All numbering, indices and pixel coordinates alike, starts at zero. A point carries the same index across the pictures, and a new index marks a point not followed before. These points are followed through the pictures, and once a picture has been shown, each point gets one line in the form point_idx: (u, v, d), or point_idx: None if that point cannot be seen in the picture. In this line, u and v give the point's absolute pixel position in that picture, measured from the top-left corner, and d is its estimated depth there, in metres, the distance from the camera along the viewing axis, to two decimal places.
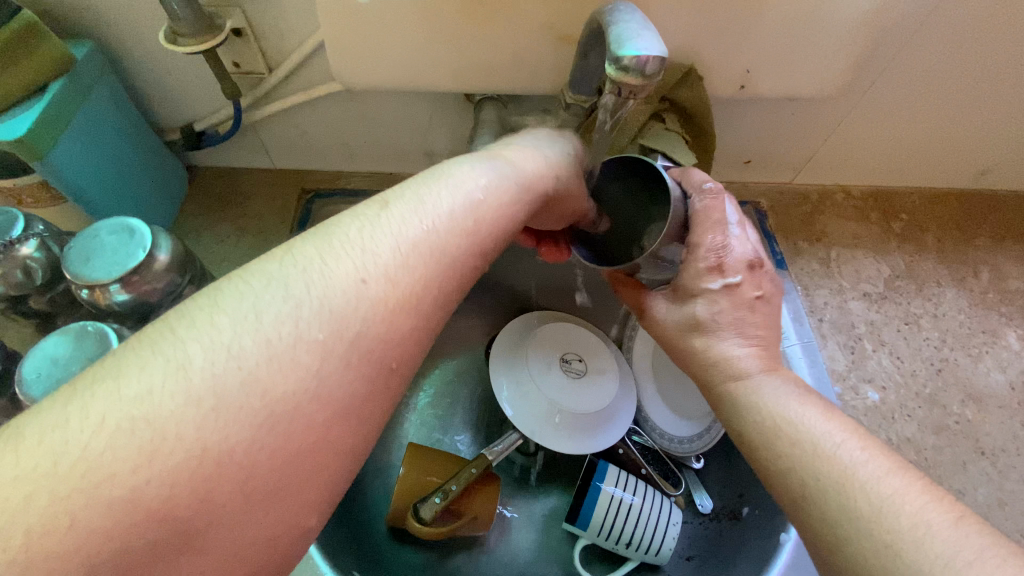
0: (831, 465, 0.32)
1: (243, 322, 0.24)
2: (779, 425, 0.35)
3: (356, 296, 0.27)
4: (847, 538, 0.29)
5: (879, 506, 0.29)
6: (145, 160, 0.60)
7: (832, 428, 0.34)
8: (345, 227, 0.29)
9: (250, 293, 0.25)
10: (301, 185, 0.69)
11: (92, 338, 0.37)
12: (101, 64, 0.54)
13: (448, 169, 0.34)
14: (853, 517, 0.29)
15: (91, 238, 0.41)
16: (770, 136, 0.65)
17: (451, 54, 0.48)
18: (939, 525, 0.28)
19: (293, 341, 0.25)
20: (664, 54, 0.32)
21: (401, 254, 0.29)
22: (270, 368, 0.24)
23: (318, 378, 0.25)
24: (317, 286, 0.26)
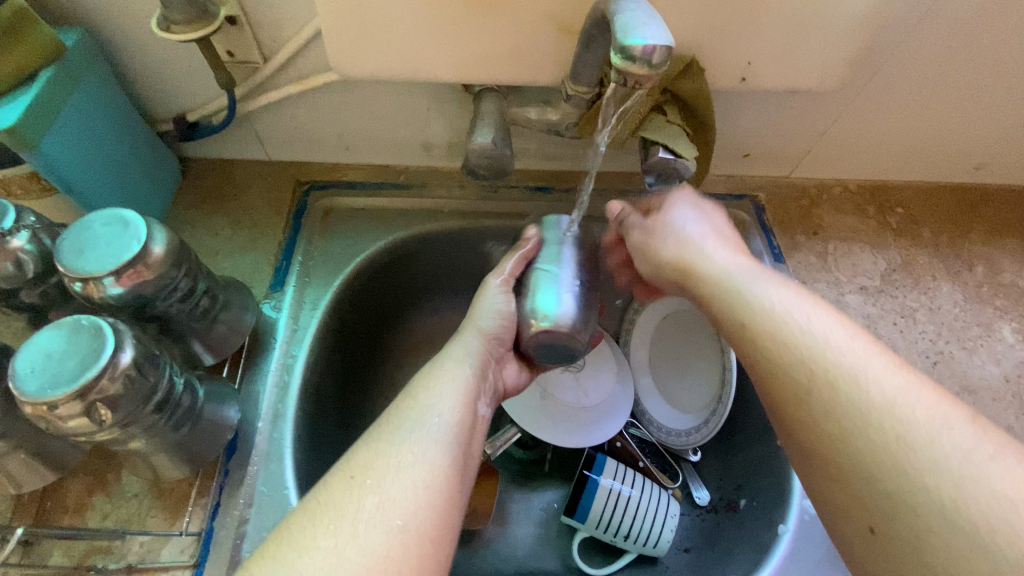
0: (844, 363, 0.34)
1: (324, 545, 0.32)
2: (787, 320, 0.38)
3: (404, 484, 0.35)
4: (864, 432, 0.32)
5: (892, 407, 0.32)
6: (138, 152, 0.59)
7: (835, 323, 0.37)
8: (379, 428, 0.40)
9: (315, 526, 0.33)
10: (296, 177, 0.67)
11: (87, 333, 0.36)
12: (91, 53, 0.53)
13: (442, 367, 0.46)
14: (865, 413, 0.32)
15: (83, 230, 0.40)
16: (768, 129, 0.65)
17: (451, 45, 0.48)
18: (944, 421, 0.31)
19: (362, 518, 0.33)
20: (670, 43, 0.32)
21: (414, 433, 0.39)
22: (352, 543, 0.32)
23: (400, 551, 0.32)
24: (371, 472, 0.36)
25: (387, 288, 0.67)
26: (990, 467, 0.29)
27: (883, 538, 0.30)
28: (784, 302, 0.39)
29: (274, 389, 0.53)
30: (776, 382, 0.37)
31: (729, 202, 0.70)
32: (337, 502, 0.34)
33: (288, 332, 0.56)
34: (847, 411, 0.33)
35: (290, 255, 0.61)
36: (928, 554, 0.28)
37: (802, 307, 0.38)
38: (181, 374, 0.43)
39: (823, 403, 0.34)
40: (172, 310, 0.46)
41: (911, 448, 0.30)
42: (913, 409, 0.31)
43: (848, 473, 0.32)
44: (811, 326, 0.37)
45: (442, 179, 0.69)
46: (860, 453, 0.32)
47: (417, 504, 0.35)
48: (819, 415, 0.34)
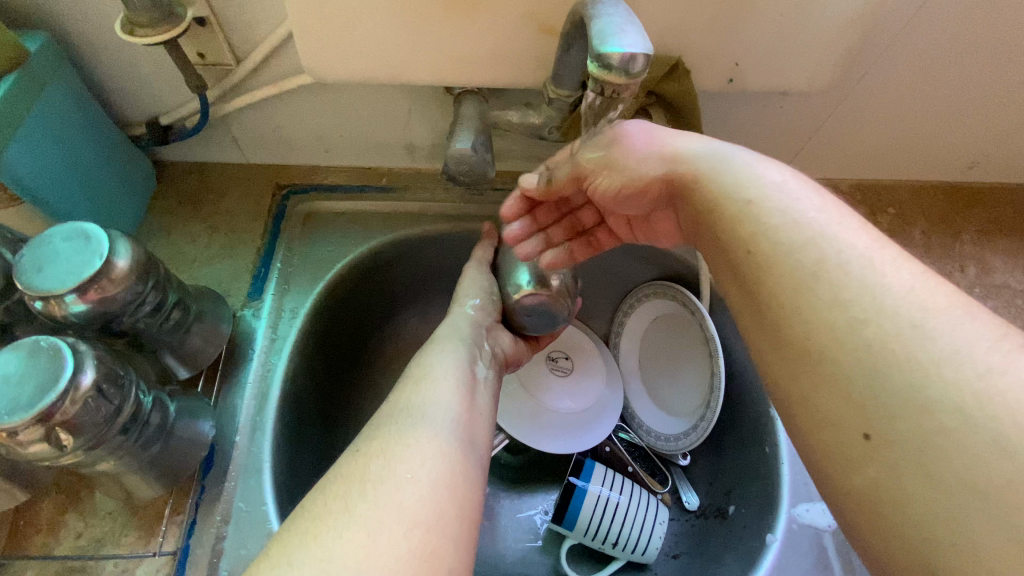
0: (854, 257, 0.30)
1: (336, 507, 0.31)
2: (790, 212, 0.33)
3: (413, 441, 0.35)
4: (870, 326, 0.28)
5: (915, 304, 0.28)
6: (109, 157, 0.57)
7: (845, 219, 0.33)
8: (386, 405, 0.40)
9: (325, 495, 0.32)
10: (275, 180, 0.66)
11: (46, 354, 0.34)
12: (57, 56, 0.51)
13: (439, 343, 0.47)
14: (872, 307, 0.28)
15: (44, 245, 0.39)
16: (759, 130, 0.64)
17: (428, 47, 0.46)
18: (968, 322, 0.27)
19: (391, 479, 0.33)
20: (649, 49, 0.31)
21: (427, 402, 0.39)
22: (387, 502, 0.31)
23: (417, 501, 0.32)
24: (390, 440, 0.35)
25: (372, 292, 0.65)
26: (1013, 363, 0.25)
27: (882, 444, 0.27)
28: (785, 190, 0.34)
29: (253, 401, 0.51)
30: (769, 256, 0.32)
31: None
32: (345, 472, 0.34)
33: (267, 342, 0.55)
34: (854, 303, 0.29)
35: (269, 263, 0.60)
36: (938, 439, 0.25)
37: (801, 188, 0.34)
38: (149, 391, 0.42)
39: (824, 290, 0.30)
40: (140, 324, 0.44)
41: (928, 342, 0.27)
42: (926, 307, 0.28)
43: (832, 351, 0.29)
44: (819, 218, 0.33)
45: (426, 182, 0.67)
46: (864, 333, 0.28)
47: (431, 459, 0.34)
48: (819, 308, 0.30)
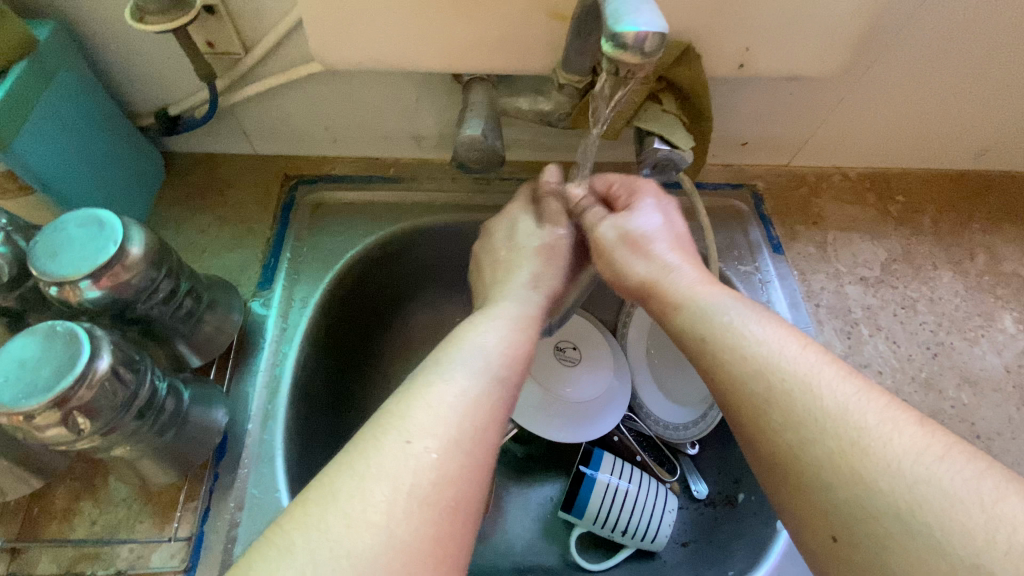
0: (795, 381, 0.33)
1: (373, 510, 0.29)
2: (742, 335, 0.36)
3: (457, 446, 0.32)
4: (816, 447, 0.31)
5: (861, 419, 0.31)
6: (118, 147, 0.57)
7: (788, 337, 0.36)
8: (445, 351, 0.38)
9: (359, 484, 0.30)
10: (283, 171, 0.66)
11: (62, 339, 0.35)
12: (66, 46, 0.51)
13: (503, 294, 0.45)
14: (829, 425, 0.31)
15: (58, 231, 0.39)
16: (767, 117, 0.64)
17: (438, 32, 0.46)
18: (905, 431, 0.30)
19: (435, 440, 0.32)
20: (664, 28, 0.30)
21: (485, 357, 0.38)
22: (431, 465, 0.31)
23: (452, 521, 0.30)
24: (445, 394, 0.34)
25: (381, 283, 0.66)
26: (945, 469, 0.28)
27: (847, 545, 0.29)
28: (736, 320, 0.37)
29: (264, 389, 0.52)
30: (732, 381, 0.35)
31: (727, 190, 0.69)
32: (378, 459, 0.31)
33: (277, 331, 0.55)
34: (810, 420, 0.32)
35: (278, 252, 0.60)
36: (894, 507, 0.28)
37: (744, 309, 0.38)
38: (163, 378, 0.42)
39: (776, 415, 0.33)
40: (153, 312, 0.44)
41: (866, 458, 0.29)
42: (871, 422, 0.31)
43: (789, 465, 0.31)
44: (764, 343, 0.35)
45: (433, 172, 0.67)
46: (809, 454, 0.31)
47: (474, 420, 0.34)
48: (778, 429, 0.32)
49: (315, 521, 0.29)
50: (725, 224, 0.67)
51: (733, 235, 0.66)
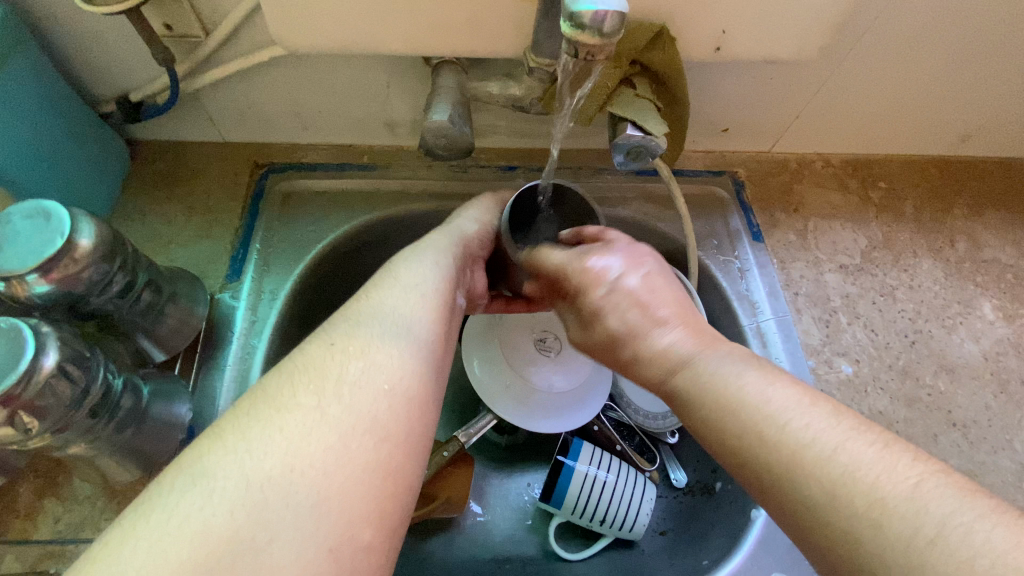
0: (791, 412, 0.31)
1: (304, 402, 0.32)
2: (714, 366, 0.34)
3: (384, 350, 0.36)
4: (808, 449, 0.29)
5: (800, 424, 0.30)
6: (79, 135, 0.55)
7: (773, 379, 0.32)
8: (381, 293, 0.40)
9: (292, 385, 0.33)
10: (253, 159, 0.64)
11: (5, 336, 0.33)
12: (18, 29, 0.49)
13: (431, 245, 0.47)
14: (770, 430, 0.30)
15: (4, 224, 0.37)
16: (747, 102, 0.63)
17: (402, 15, 0.44)
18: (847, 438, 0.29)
19: (362, 372, 0.34)
20: (625, 7, 0.29)
21: (413, 302, 0.40)
22: (358, 393, 0.33)
23: (387, 413, 0.33)
24: (372, 331, 0.37)
25: (355, 272, 0.65)
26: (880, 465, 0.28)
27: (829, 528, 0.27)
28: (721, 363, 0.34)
29: (234, 382, 0.51)
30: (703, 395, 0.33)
31: (707, 177, 0.68)
32: (314, 372, 0.34)
33: (247, 324, 0.54)
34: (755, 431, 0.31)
35: (248, 243, 0.59)
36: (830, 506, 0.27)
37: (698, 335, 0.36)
38: (117, 374, 0.41)
39: (749, 420, 0.31)
40: (109, 306, 0.43)
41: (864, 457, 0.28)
42: (811, 435, 0.29)
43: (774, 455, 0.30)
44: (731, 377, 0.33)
45: (408, 160, 0.66)
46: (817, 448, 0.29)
47: (395, 358, 0.36)
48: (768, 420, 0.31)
49: (239, 449, 0.30)
50: (704, 212, 0.66)
51: (713, 223, 0.65)
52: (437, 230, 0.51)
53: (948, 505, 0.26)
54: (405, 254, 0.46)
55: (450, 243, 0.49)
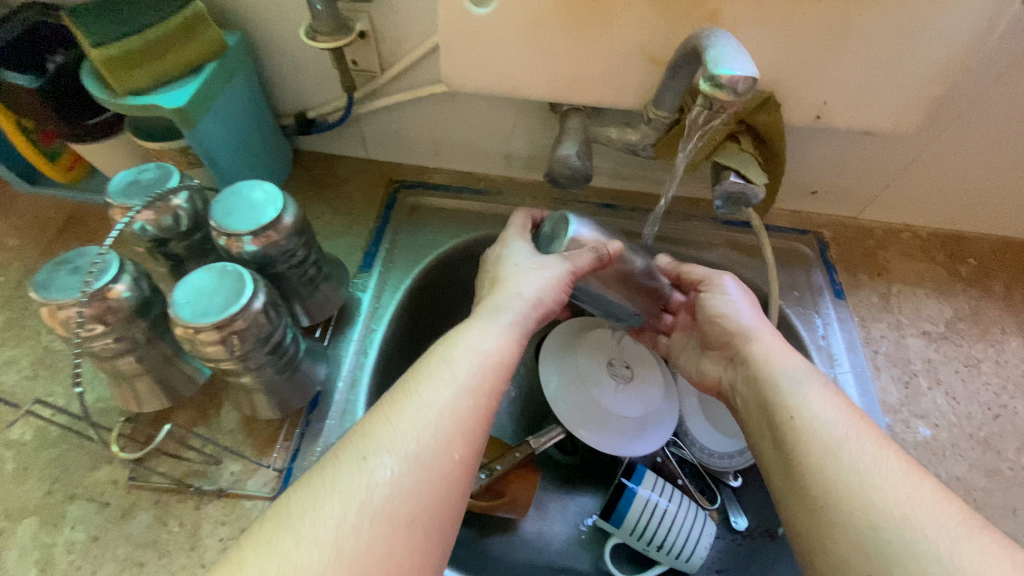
0: (840, 437, 0.40)
1: (327, 527, 0.33)
2: (790, 389, 0.46)
3: (410, 467, 0.36)
4: (842, 476, 0.38)
5: (842, 436, 0.40)
6: (264, 138, 0.67)
7: (839, 406, 0.43)
8: (421, 402, 0.39)
9: (317, 504, 0.34)
10: (388, 175, 0.76)
11: (231, 277, 0.43)
12: (246, 54, 0.61)
13: (479, 333, 0.45)
14: (826, 470, 0.39)
15: (233, 195, 0.48)
16: (838, 168, 0.67)
17: (549, 68, 0.54)
18: (913, 487, 0.37)
19: (385, 501, 0.35)
20: (756, 74, 0.36)
21: (450, 418, 0.39)
22: (382, 522, 0.34)
23: (402, 542, 0.34)
24: (407, 451, 0.37)
25: (456, 281, 0.75)
26: (905, 492, 0.36)
27: None
28: (810, 398, 0.44)
29: (355, 355, 0.60)
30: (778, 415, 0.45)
31: (793, 235, 0.72)
32: (344, 490, 0.35)
33: (371, 308, 0.63)
34: (814, 453, 0.40)
35: (377, 243, 0.69)
36: (868, 523, 0.36)
37: (795, 368, 0.48)
38: (293, 328, 0.50)
39: (803, 443, 0.41)
40: (286, 272, 0.53)
41: (896, 509, 0.36)
42: (841, 439, 0.40)
43: (827, 502, 0.38)
44: (811, 401, 0.44)
45: (516, 189, 0.76)
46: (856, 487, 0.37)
47: (426, 491, 0.36)
48: (819, 459, 0.40)
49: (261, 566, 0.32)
50: (788, 266, 0.70)
51: (796, 277, 0.69)
52: (491, 307, 0.48)
53: (933, 525, 0.35)
54: (454, 343, 0.44)
55: (504, 328, 0.46)
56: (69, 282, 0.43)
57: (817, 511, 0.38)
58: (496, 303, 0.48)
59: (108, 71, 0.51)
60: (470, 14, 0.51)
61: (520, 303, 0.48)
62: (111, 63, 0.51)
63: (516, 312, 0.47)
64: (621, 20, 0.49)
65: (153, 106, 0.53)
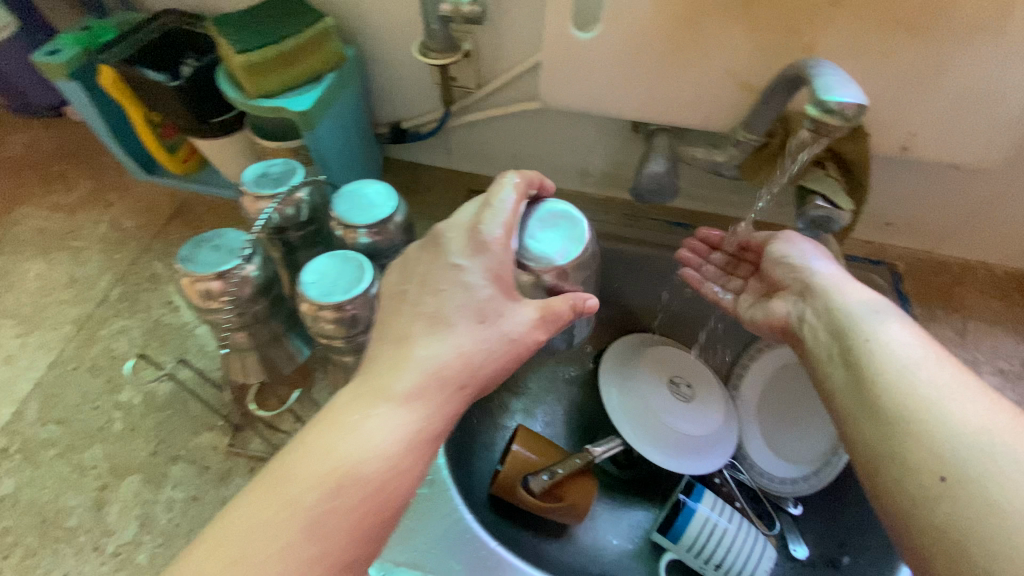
0: (907, 358, 0.43)
1: (249, 553, 0.32)
2: (853, 315, 0.49)
3: (331, 494, 0.33)
4: (906, 388, 0.41)
5: (907, 356, 0.43)
6: (363, 145, 0.73)
7: (911, 331, 0.45)
8: (348, 421, 0.35)
9: (238, 518, 0.33)
10: (468, 185, 0.81)
11: (354, 264, 0.48)
12: (358, 67, 0.67)
13: (405, 356, 0.38)
14: (892, 382, 0.42)
15: (353, 194, 0.53)
16: (916, 201, 0.68)
17: (642, 88, 0.57)
18: (978, 399, 0.38)
19: (299, 523, 0.33)
20: (863, 101, 0.39)
21: (379, 449, 0.35)
22: (302, 543, 0.32)
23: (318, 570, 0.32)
24: (334, 470, 0.34)
25: None
26: (973, 404, 0.38)
27: (955, 485, 0.34)
28: (879, 324, 0.47)
29: None
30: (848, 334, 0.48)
31: (866, 265, 0.72)
32: (267, 503, 0.33)
33: None
34: (882, 374, 0.43)
35: None
36: (934, 430, 0.37)
37: (866, 302, 0.50)
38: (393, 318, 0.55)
39: (868, 364, 0.44)
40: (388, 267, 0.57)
41: (959, 416, 0.37)
42: (908, 361, 0.42)
43: (894, 416, 0.40)
44: (883, 329, 0.46)
45: (588, 204, 0.79)
46: (920, 398, 0.39)
47: (342, 517, 0.33)
48: (881, 374, 0.43)
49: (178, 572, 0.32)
50: None
51: None
52: (416, 331, 0.38)
53: (1001, 432, 0.35)
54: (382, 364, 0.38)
55: (430, 363, 0.37)
56: (210, 259, 0.47)
57: (885, 427, 0.40)
58: (423, 326, 0.38)
59: (247, 75, 0.57)
60: (575, 37, 0.55)
61: (457, 326, 0.38)
62: (250, 69, 0.57)
63: (455, 341, 0.38)
64: (718, 48, 0.52)
65: (282, 109, 0.59)
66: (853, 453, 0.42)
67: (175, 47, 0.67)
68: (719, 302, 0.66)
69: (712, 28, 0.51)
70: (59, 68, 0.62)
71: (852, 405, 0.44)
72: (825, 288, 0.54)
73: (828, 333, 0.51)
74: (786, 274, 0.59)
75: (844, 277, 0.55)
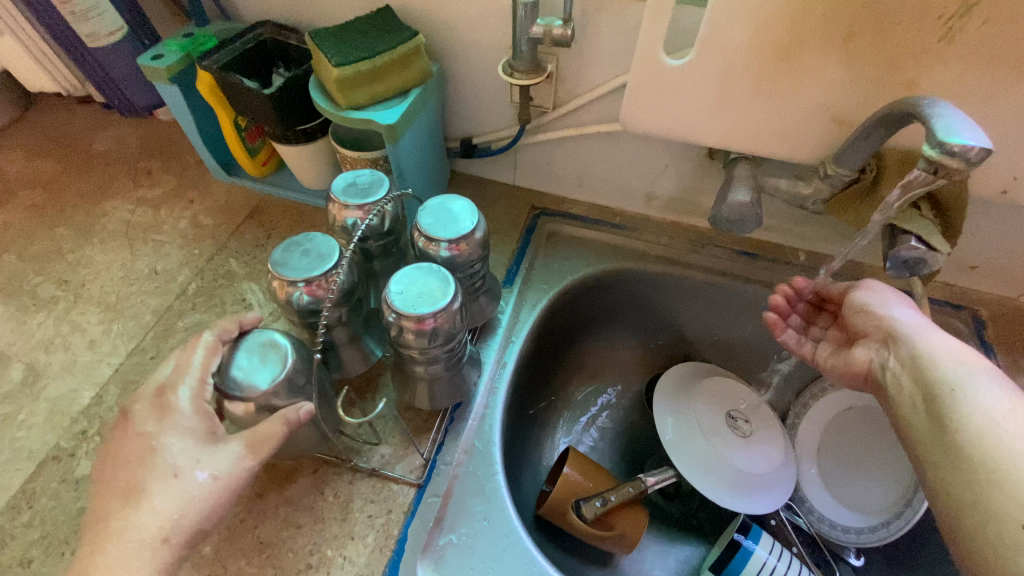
0: (989, 408, 0.42)
1: None
2: (936, 363, 0.47)
3: None
4: (991, 439, 0.40)
5: (990, 408, 0.42)
6: (435, 158, 0.75)
7: (1000, 384, 0.43)
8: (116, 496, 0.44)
9: None
10: (531, 203, 0.81)
11: (439, 279, 0.49)
12: (440, 84, 0.69)
13: None
14: (975, 434, 0.41)
15: (437, 210, 0.55)
16: (1007, 246, 0.65)
17: (727, 116, 0.56)
18: None
19: None
20: (988, 144, 0.39)
21: None
22: None
23: None
24: None
25: (581, 307, 0.78)
26: None
27: None
28: (964, 373, 0.45)
29: (496, 366, 0.65)
30: (928, 381, 0.47)
31: (946, 310, 0.69)
32: None
33: (510, 324, 0.68)
34: (963, 423, 0.42)
35: (519, 264, 0.74)
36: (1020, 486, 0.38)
37: (952, 353, 0.48)
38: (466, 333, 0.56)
39: (948, 410, 0.44)
40: (462, 281, 0.58)
41: None
42: (990, 412, 0.42)
43: (978, 467, 0.40)
44: (967, 379, 0.45)
45: (651, 228, 0.79)
46: (1002, 453, 0.39)
47: None
48: (964, 422, 0.42)
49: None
50: None
51: None
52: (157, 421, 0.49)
53: None
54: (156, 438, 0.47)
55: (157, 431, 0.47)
56: (301, 263, 0.50)
57: (967, 477, 0.40)
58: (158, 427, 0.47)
59: (341, 87, 0.59)
60: (664, 64, 0.55)
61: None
62: (343, 82, 0.59)
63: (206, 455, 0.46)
64: (814, 82, 0.51)
65: (370, 121, 0.61)
66: (957, 513, 0.40)
67: (269, 57, 0.71)
68: (798, 350, 0.64)
69: (810, 60, 0.50)
70: (163, 70, 0.65)
71: (930, 451, 0.44)
72: (909, 337, 0.51)
73: (908, 381, 0.49)
74: (867, 320, 0.56)
75: (927, 326, 0.51)
